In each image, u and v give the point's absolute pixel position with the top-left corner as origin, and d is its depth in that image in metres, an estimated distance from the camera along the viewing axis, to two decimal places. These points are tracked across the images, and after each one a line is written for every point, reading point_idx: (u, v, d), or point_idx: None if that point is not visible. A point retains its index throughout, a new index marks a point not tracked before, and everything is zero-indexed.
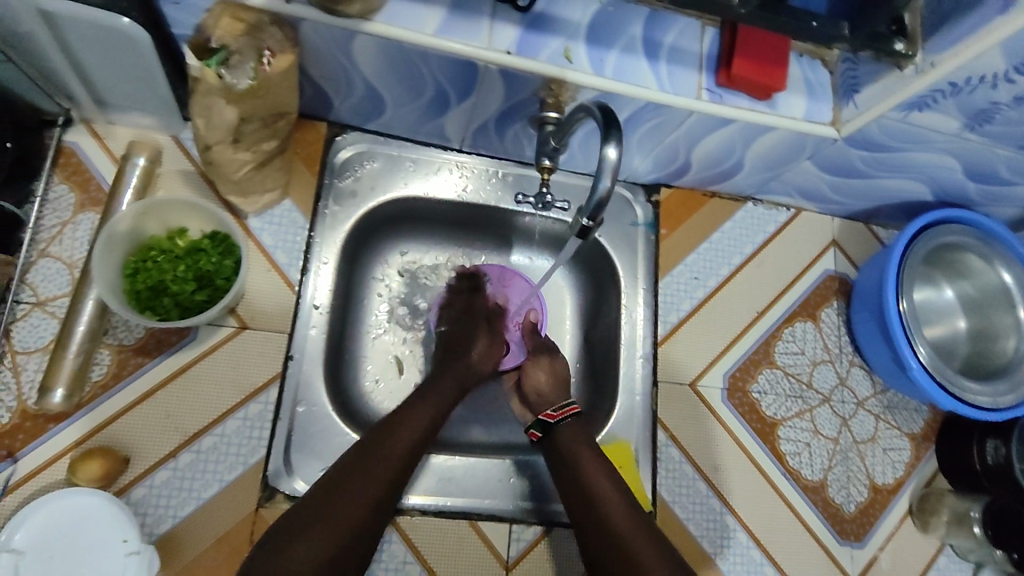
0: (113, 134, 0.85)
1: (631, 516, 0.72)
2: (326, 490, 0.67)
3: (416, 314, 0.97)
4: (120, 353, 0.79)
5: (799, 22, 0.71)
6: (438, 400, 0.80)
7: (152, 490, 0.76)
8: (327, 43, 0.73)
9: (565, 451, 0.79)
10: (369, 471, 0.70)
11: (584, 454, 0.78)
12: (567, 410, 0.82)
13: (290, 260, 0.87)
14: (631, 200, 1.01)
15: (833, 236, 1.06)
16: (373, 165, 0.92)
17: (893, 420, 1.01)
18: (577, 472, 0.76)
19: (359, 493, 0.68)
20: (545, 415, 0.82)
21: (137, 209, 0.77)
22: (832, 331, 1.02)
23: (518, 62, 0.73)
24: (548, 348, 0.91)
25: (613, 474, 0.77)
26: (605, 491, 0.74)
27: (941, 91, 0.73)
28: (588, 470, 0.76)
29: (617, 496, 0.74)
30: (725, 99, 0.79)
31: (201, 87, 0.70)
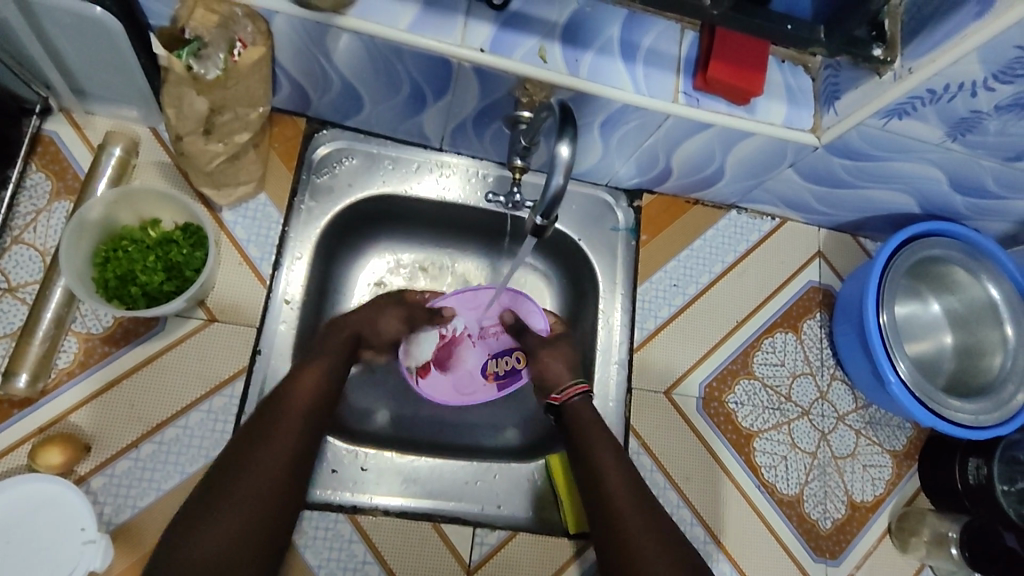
0: (92, 124, 0.85)
1: (638, 505, 0.71)
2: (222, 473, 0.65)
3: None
4: (88, 341, 0.79)
5: (774, 24, 0.69)
6: (327, 366, 0.78)
7: (113, 479, 0.76)
8: (300, 38, 0.73)
9: (575, 435, 0.79)
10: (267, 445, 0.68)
11: (598, 439, 0.77)
12: (575, 390, 0.82)
13: (262, 254, 0.87)
14: (613, 205, 1.00)
15: (818, 247, 1.04)
16: (351, 162, 0.92)
17: (875, 436, 0.99)
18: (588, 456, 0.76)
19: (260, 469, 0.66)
20: (551, 399, 0.84)
21: (108, 199, 0.77)
22: (813, 344, 1.00)
23: (491, 60, 0.73)
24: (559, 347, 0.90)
25: (619, 459, 0.75)
26: (613, 478, 0.73)
27: (919, 98, 0.71)
28: (587, 436, 0.78)
29: (626, 484, 0.73)
30: (702, 103, 0.78)
31: (172, 76, 0.70)
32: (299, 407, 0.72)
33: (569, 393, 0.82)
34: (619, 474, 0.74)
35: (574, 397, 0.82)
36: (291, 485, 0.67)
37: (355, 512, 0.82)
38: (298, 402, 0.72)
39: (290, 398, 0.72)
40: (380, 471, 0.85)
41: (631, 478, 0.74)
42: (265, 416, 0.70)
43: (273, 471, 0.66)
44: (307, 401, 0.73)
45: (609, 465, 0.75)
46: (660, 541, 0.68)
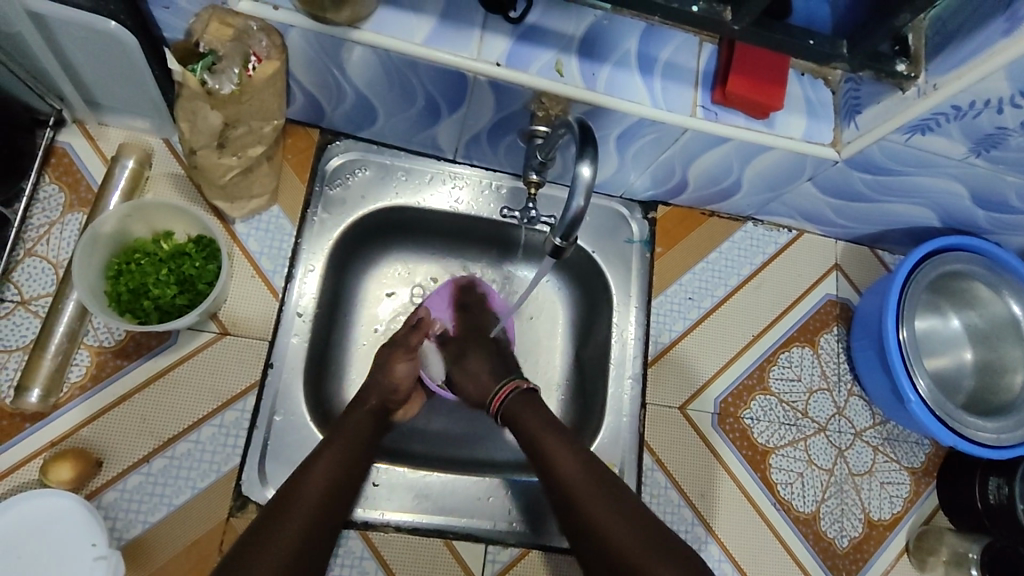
0: (105, 135, 0.85)
1: (593, 482, 0.72)
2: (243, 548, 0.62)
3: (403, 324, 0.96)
4: (100, 354, 0.79)
5: (795, 39, 0.68)
6: (354, 439, 0.75)
7: (124, 494, 0.76)
8: (315, 51, 0.72)
9: (516, 418, 0.80)
10: (288, 521, 0.65)
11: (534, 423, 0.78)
12: (508, 388, 0.83)
13: (275, 267, 0.86)
14: (627, 216, 0.99)
15: (835, 259, 1.03)
16: (364, 173, 0.92)
17: (892, 452, 0.97)
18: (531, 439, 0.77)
19: (279, 546, 0.63)
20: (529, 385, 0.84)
21: (121, 212, 0.77)
22: (830, 358, 0.99)
23: (507, 73, 0.72)
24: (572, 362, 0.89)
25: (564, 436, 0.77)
26: (560, 457, 0.75)
27: (943, 114, 0.70)
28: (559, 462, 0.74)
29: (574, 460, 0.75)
30: (720, 117, 0.77)
31: (186, 91, 0.69)
32: (322, 483, 0.70)
33: (502, 394, 0.83)
34: (568, 452, 0.75)
35: (509, 395, 0.82)
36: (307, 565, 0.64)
37: (366, 528, 0.81)
38: (323, 476, 0.70)
39: (315, 471, 0.70)
40: (392, 487, 0.84)
41: (578, 456, 0.75)
42: (289, 491, 0.68)
43: (291, 549, 0.63)
44: (330, 478, 0.71)
45: (552, 443, 0.76)
46: (623, 513, 0.69)
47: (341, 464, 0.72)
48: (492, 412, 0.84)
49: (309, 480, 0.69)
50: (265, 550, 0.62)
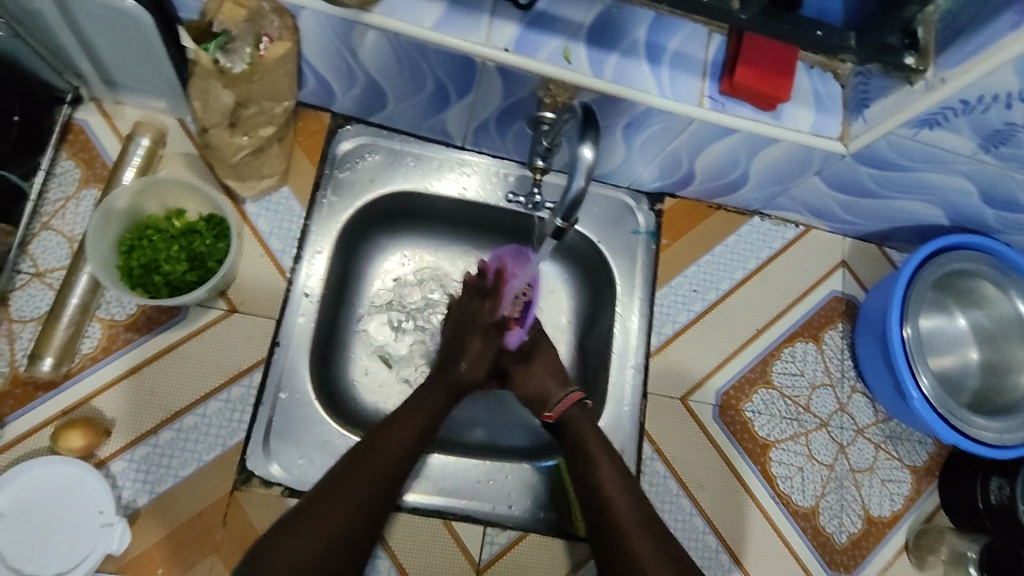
0: (121, 114, 0.87)
1: (639, 519, 0.73)
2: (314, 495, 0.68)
3: (407, 307, 0.97)
4: (111, 327, 0.81)
5: (804, 30, 0.68)
6: (427, 414, 0.79)
7: (131, 464, 0.77)
8: (326, 34, 0.73)
9: (577, 443, 0.80)
10: (365, 473, 0.71)
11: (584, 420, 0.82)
12: (570, 400, 0.82)
13: (284, 247, 0.88)
14: (633, 207, 0.99)
15: (842, 256, 1.03)
16: (374, 158, 0.93)
17: (894, 450, 0.97)
18: (589, 467, 0.78)
19: (347, 502, 0.68)
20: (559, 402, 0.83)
21: (135, 188, 0.79)
22: (834, 354, 0.99)
23: (515, 59, 0.72)
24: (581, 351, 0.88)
25: (622, 475, 0.77)
26: (616, 494, 0.75)
27: (951, 108, 0.70)
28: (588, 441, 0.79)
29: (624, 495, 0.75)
30: (727, 107, 0.77)
31: (199, 69, 0.71)
32: (399, 441, 0.75)
33: (564, 405, 0.82)
34: (619, 485, 0.76)
35: (571, 408, 0.82)
36: (366, 525, 0.69)
37: None
38: (398, 445, 0.75)
39: (394, 439, 0.75)
40: None
41: (631, 496, 0.75)
42: (365, 449, 0.73)
43: (354, 507, 0.69)
44: (402, 450, 0.75)
45: (609, 477, 0.77)
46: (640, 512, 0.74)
47: (412, 438, 0.76)
48: (549, 415, 0.83)
49: (387, 446, 0.74)
50: (333, 506, 0.68)
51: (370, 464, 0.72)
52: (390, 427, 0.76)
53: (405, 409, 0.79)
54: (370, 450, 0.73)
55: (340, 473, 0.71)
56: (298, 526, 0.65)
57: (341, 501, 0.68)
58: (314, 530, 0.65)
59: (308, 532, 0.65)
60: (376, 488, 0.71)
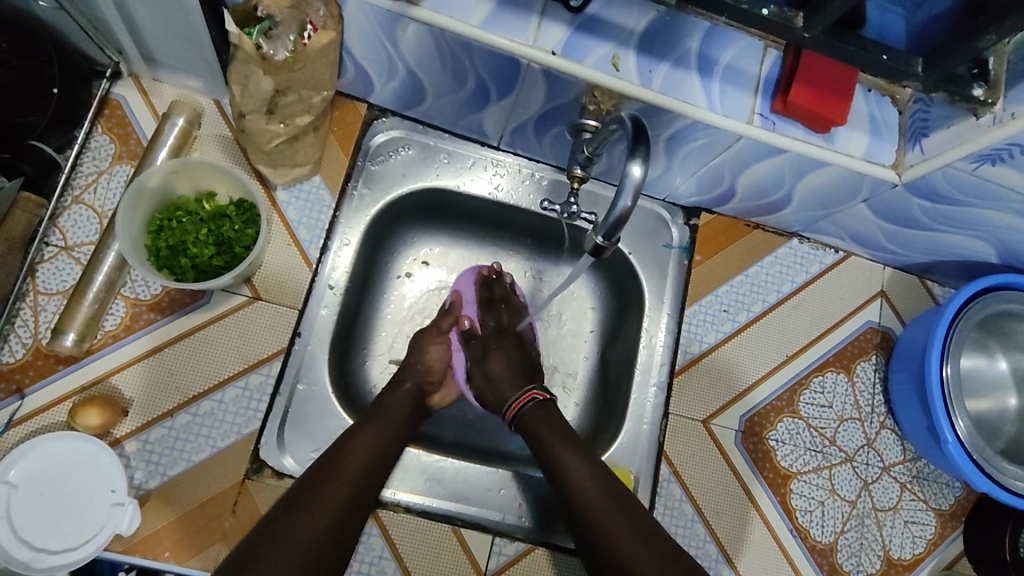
0: (158, 91, 0.86)
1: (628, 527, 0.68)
2: (286, 505, 0.65)
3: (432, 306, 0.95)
4: (135, 306, 0.80)
5: (868, 53, 0.65)
6: (395, 423, 0.77)
7: (146, 446, 0.77)
8: (370, 25, 0.72)
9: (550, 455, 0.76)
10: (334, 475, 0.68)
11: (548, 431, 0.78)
12: (524, 397, 0.82)
13: (311, 238, 0.86)
14: (668, 220, 0.96)
15: (881, 286, 0.99)
16: (407, 152, 0.91)
17: (920, 491, 0.94)
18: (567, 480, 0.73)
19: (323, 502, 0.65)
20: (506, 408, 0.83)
21: (168, 168, 0.78)
22: (865, 388, 0.96)
23: (562, 63, 0.70)
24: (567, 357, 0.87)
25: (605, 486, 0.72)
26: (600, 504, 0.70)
27: (1017, 146, 0.66)
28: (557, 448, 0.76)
29: (613, 509, 0.70)
30: (778, 127, 0.74)
31: (240, 54, 0.69)
32: (369, 442, 0.73)
33: (519, 403, 0.81)
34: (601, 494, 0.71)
35: (525, 405, 0.81)
36: (342, 533, 0.65)
37: (377, 506, 0.81)
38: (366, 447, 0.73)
39: (360, 439, 0.73)
40: (405, 467, 0.84)
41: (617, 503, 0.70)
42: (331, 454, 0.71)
43: (328, 511, 0.65)
44: (369, 454, 0.72)
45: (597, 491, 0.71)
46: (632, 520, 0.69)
47: (383, 441, 0.74)
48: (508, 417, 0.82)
49: (355, 449, 0.72)
50: (307, 514, 0.64)
51: (339, 468, 0.69)
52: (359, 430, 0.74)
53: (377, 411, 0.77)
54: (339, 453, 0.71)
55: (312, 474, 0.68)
56: (274, 539, 0.61)
57: (304, 516, 0.64)
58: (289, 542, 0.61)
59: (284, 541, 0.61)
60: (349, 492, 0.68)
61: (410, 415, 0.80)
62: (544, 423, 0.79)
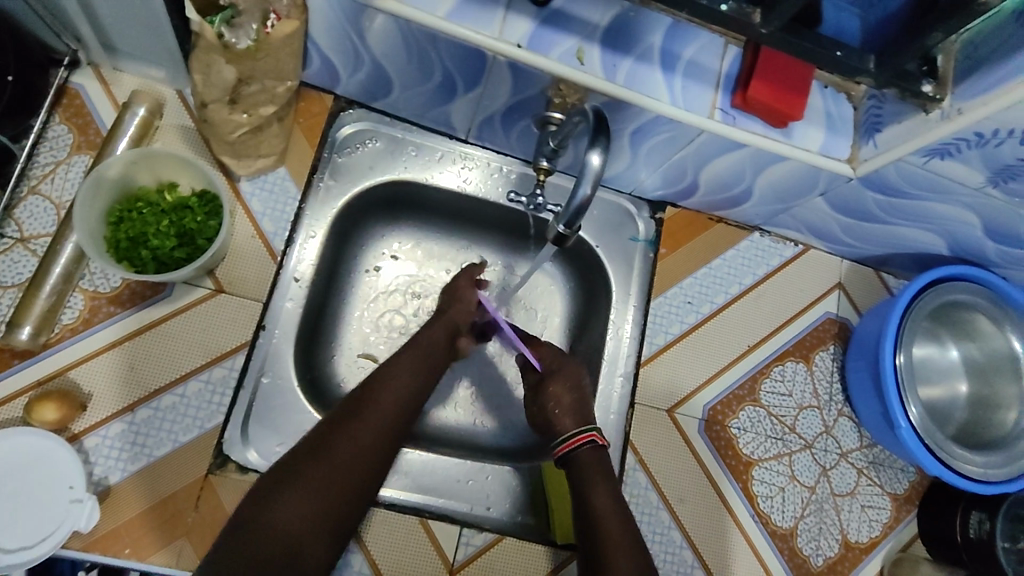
0: (119, 81, 0.84)
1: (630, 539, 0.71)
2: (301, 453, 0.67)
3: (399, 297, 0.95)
4: (94, 299, 0.79)
5: (823, 49, 0.67)
6: (429, 354, 0.80)
7: (106, 441, 0.76)
8: (335, 14, 0.71)
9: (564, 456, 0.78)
10: (376, 404, 0.73)
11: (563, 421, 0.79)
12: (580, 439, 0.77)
13: (276, 229, 0.86)
14: (634, 214, 0.98)
15: (839, 278, 1.02)
16: (374, 145, 0.91)
17: (876, 477, 0.97)
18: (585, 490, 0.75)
19: (363, 434, 0.70)
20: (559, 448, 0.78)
21: (128, 158, 0.77)
22: (824, 377, 0.98)
23: (527, 56, 0.71)
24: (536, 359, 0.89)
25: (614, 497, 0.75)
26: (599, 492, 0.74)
27: (965, 140, 0.69)
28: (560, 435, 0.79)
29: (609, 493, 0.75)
30: (738, 121, 0.76)
31: (202, 43, 0.68)
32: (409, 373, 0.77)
33: (571, 445, 0.77)
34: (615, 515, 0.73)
35: (579, 448, 0.77)
36: (364, 480, 0.69)
37: None
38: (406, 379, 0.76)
39: (384, 397, 0.73)
40: None
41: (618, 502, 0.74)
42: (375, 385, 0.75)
43: (369, 443, 0.70)
44: (410, 386, 0.76)
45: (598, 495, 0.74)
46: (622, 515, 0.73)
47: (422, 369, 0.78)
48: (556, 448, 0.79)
49: (389, 385, 0.75)
50: (348, 443, 0.68)
51: (375, 406, 0.72)
52: (379, 386, 0.74)
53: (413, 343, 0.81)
54: (375, 388, 0.74)
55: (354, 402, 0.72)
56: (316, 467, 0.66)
57: (348, 445, 0.68)
58: (297, 504, 0.63)
59: (290, 503, 0.63)
60: (375, 441, 0.70)
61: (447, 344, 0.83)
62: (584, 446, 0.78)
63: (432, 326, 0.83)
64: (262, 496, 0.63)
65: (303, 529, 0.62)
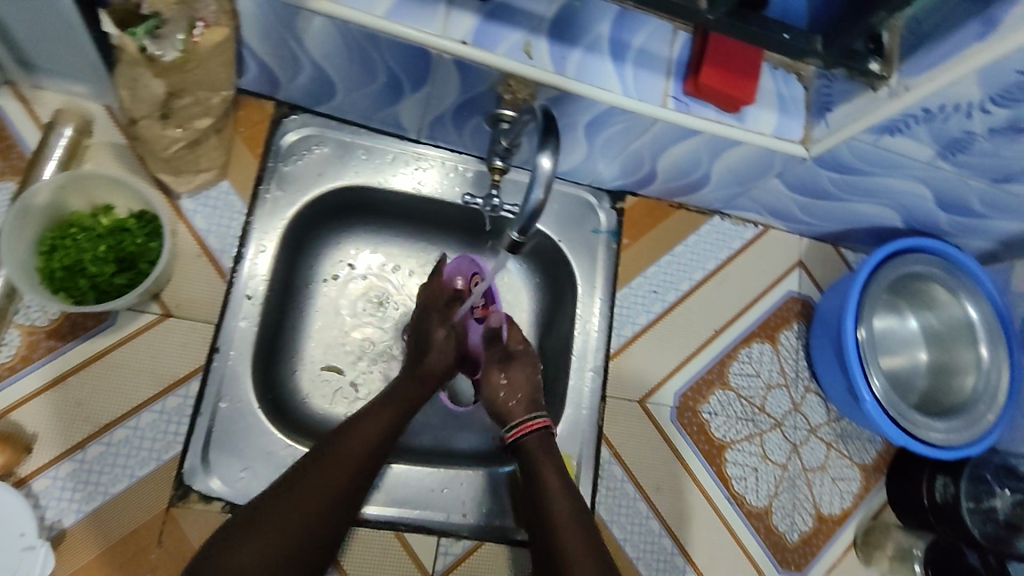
0: (40, 99, 0.79)
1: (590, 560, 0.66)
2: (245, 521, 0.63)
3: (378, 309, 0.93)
4: (31, 334, 0.74)
5: (770, 32, 0.67)
6: (403, 405, 0.77)
7: (56, 483, 0.72)
8: (267, 18, 0.68)
9: (531, 469, 0.76)
10: (331, 468, 0.69)
11: (530, 442, 0.78)
12: (527, 427, 0.78)
13: (223, 246, 0.82)
14: (595, 206, 0.96)
15: (799, 256, 1.03)
16: (322, 150, 0.87)
17: (845, 449, 0.99)
18: (547, 509, 0.72)
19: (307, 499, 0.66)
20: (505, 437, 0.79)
21: (56, 182, 0.72)
22: (790, 355, 0.99)
23: (472, 53, 0.68)
24: None
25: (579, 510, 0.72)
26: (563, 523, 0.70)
27: (913, 116, 0.69)
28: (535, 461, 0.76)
29: (572, 522, 0.70)
30: (691, 108, 0.75)
31: (125, 57, 0.64)
32: (376, 431, 0.73)
33: (520, 431, 0.78)
34: (580, 540, 0.68)
35: (527, 434, 0.78)
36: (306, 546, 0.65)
37: None
38: (368, 437, 0.72)
39: (351, 442, 0.71)
40: None
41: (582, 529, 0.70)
42: (328, 445, 0.71)
43: (313, 509, 0.66)
44: (370, 443, 0.72)
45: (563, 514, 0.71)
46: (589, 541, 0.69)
47: (386, 427, 0.74)
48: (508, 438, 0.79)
49: (345, 447, 0.71)
50: (288, 508, 0.65)
51: (326, 468, 0.68)
52: (343, 440, 0.71)
53: (382, 397, 0.77)
54: (327, 451, 0.70)
55: (303, 465, 0.68)
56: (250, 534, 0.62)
57: (289, 509, 0.65)
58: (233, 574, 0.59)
59: (230, 566, 0.60)
60: (324, 503, 0.67)
61: (428, 391, 0.81)
62: (537, 442, 0.77)
63: (413, 371, 0.81)
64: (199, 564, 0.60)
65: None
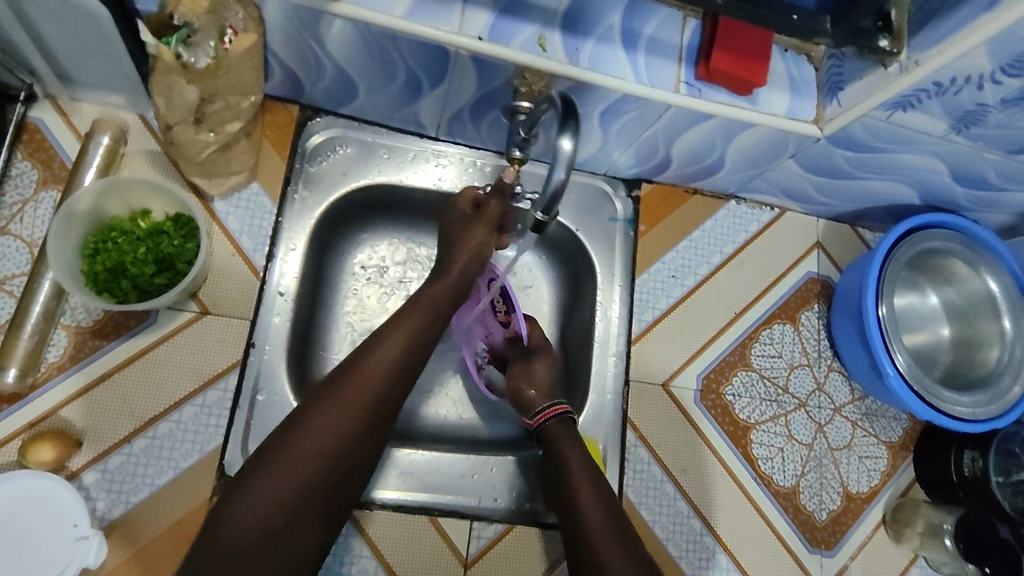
0: (78, 111, 0.83)
1: (612, 530, 0.69)
2: (271, 444, 0.62)
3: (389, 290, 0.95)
4: (78, 335, 0.78)
5: (779, 15, 0.68)
6: (418, 323, 0.71)
7: (106, 474, 0.75)
8: (292, 24, 0.71)
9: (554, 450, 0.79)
10: (341, 403, 0.64)
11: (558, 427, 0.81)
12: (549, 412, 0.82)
13: (255, 245, 0.85)
14: (611, 194, 0.98)
15: (817, 237, 1.04)
16: (345, 151, 0.90)
17: (871, 427, 0.99)
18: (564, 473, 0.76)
19: (314, 441, 0.61)
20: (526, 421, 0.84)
21: (97, 189, 0.75)
22: (811, 336, 1.00)
23: (489, 48, 0.71)
24: (528, 352, 0.90)
25: (596, 481, 0.75)
26: (584, 491, 0.73)
27: (924, 91, 0.70)
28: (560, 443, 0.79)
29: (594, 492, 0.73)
30: (704, 93, 0.76)
31: (160, 65, 0.68)
32: (389, 358, 0.67)
33: (543, 416, 0.82)
34: (599, 507, 0.71)
35: (549, 420, 0.82)
36: (326, 484, 0.62)
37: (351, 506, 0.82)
38: (382, 367, 0.67)
39: (363, 372, 0.66)
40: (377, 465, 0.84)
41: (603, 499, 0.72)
42: (338, 379, 0.66)
43: (324, 449, 0.62)
44: (384, 373, 0.67)
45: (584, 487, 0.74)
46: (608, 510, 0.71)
47: (399, 356, 0.68)
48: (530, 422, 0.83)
49: (358, 378, 0.65)
50: (297, 450, 0.61)
51: (334, 404, 0.64)
52: (354, 372, 0.66)
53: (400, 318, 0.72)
54: (338, 385, 0.65)
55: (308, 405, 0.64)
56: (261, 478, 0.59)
57: (298, 452, 0.61)
58: (270, 488, 0.59)
59: (241, 511, 0.57)
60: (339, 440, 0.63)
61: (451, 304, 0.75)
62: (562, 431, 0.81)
63: (433, 286, 0.75)
64: (226, 492, 0.59)
65: (270, 529, 0.57)
